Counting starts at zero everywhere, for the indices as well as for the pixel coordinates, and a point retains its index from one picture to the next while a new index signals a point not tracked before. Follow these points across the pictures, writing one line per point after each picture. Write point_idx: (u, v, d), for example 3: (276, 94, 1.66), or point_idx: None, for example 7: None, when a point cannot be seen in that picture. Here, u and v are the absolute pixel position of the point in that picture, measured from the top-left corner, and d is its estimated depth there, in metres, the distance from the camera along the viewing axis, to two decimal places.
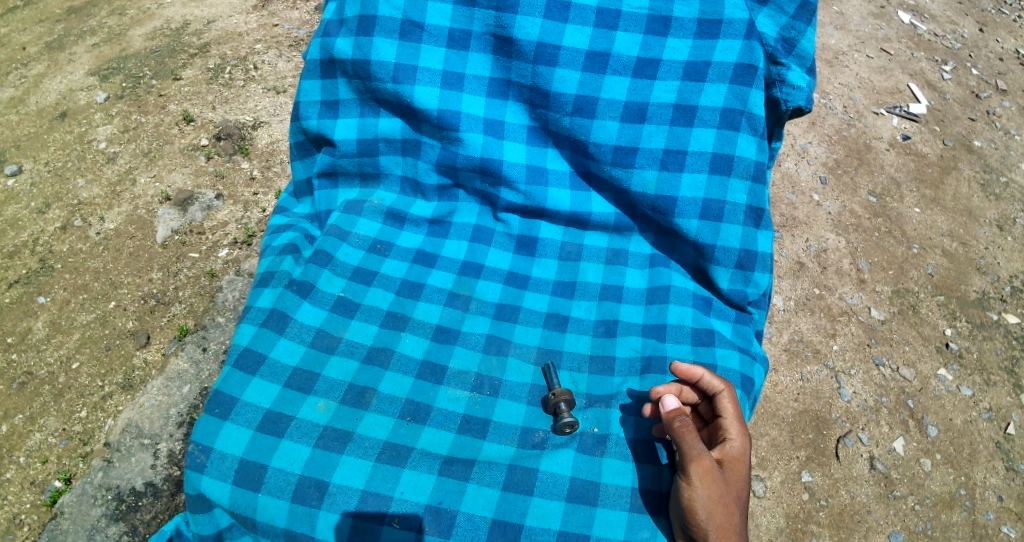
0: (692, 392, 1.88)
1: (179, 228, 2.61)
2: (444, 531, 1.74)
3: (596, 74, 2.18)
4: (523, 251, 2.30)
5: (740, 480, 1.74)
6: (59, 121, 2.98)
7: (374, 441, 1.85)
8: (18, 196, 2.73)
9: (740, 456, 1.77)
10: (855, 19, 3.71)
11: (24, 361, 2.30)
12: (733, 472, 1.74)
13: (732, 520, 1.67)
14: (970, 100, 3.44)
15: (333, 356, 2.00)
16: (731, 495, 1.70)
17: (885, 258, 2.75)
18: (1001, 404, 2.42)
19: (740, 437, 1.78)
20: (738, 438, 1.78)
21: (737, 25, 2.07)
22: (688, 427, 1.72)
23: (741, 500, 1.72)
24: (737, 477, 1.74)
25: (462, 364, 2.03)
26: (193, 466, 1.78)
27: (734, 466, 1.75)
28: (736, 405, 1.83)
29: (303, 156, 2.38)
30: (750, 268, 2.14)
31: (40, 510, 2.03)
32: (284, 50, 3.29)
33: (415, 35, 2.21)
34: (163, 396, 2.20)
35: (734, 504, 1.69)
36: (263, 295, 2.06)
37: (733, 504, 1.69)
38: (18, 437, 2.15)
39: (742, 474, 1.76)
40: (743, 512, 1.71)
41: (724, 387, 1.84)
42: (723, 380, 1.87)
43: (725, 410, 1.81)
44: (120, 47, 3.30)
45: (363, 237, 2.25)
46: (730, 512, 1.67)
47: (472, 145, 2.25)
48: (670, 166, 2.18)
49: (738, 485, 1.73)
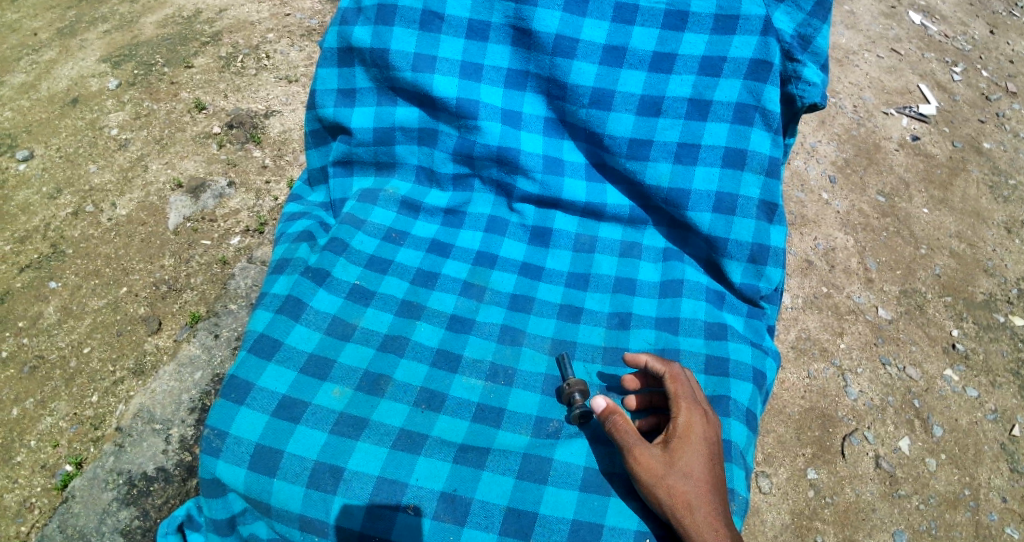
0: (653, 383, 1.90)
1: (191, 215, 2.62)
2: (459, 518, 1.75)
3: (613, 67, 2.19)
4: (537, 242, 2.31)
5: (691, 453, 1.70)
6: (71, 107, 2.99)
7: (389, 428, 1.87)
8: (30, 180, 2.74)
9: (689, 429, 1.73)
10: (866, 19, 3.70)
11: (35, 345, 2.30)
12: (681, 447, 1.70)
13: (682, 496, 1.65)
14: (980, 102, 3.44)
15: (348, 343, 2.01)
16: (677, 473, 1.67)
17: (893, 258, 2.75)
18: (1007, 405, 2.43)
19: (687, 412, 1.75)
20: (683, 414, 1.75)
21: (754, 21, 2.08)
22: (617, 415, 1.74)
23: (695, 474, 1.68)
24: (688, 451, 1.70)
25: (476, 353, 2.04)
26: (209, 450, 1.78)
27: (682, 442, 1.71)
28: (680, 384, 1.80)
29: (318, 144, 2.38)
30: (762, 262, 2.15)
31: (51, 493, 2.04)
32: (297, 40, 3.29)
33: (434, 25, 2.22)
34: (175, 381, 2.20)
35: (682, 480, 1.67)
36: (278, 281, 2.07)
37: (682, 482, 1.66)
38: (28, 421, 2.16)
39: (695, 447, 1.71)
40: (701, 484, 1.67)
41: (668, 370, 1.84)
42: (669, 363, 1.86)
43: (671, 392, 1.79)
44: (132, 34, 3.30)
45: (378, 225, 2.26)
46: (680, 490, 1.66)
47: (490, 134, 2.25)
48: (685, 159, 2.19)
49: (688, 459, 1.69)
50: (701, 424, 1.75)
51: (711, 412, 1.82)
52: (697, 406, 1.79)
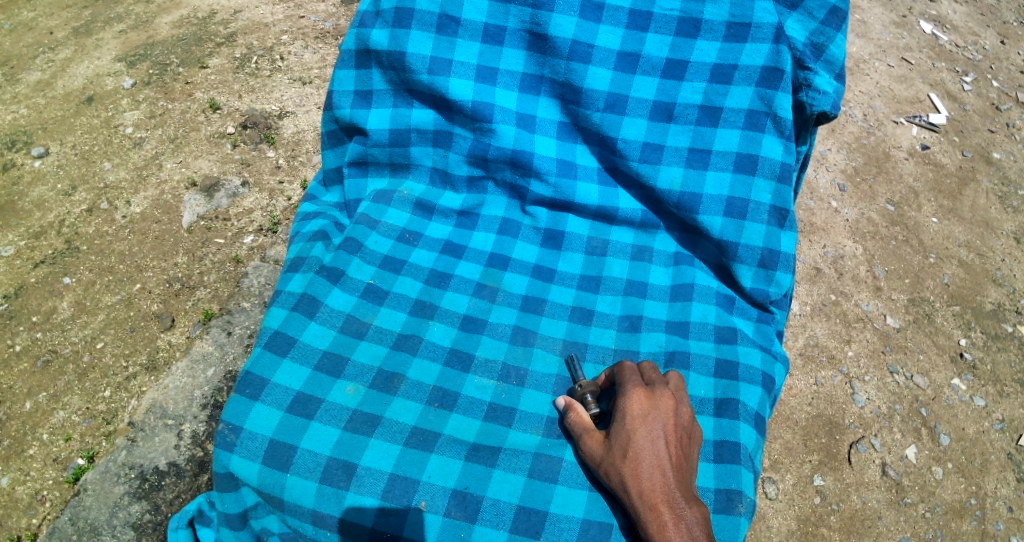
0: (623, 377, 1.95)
1: (205, 214, 2.65)
2: (470, 515, 1.76)
3: (627, 73, 2.23)
4: (549, 245, 2.32)
5: (626, 435, 1.73)
6: (86, 105, 3.02)
7: (402, 426, 1.88)
8: (45, 177, 2.77)
9: (626, 411, 1.76)
10: (876, 27, 3.72)
11: (49, 339, 2.33)
12: (618, 431, 1.74)
13: (620, 478, 1.69)
14: (990, 112, 3.45)
15: (362, 342, 2.03)
16: (614, 456, 1.72)
17: (901, 266, 2.76)
18: (1014, 415, 2.43)
19: (626, 395, 1.79)
20: (623, 399, 1.79)
21: (766, 29, 2.10)
22: (567, 412, 1.87)
23: (630, 454, 1.70)
24: (624, 434, 1.73)
25: (488, 353, 2.06)
26: (223, 445, 1.80)
27: (619, 425, 1.75)
28: (624, 373, 1.86)
29: (334, 144, 2.40)
30: (771, 268, 2.16)
31: (62, 486, 2.07)
32: (311, 42, 3.32)
33: (450, 29, 2.25)
34: (188, 378, 2.21)
35: (618, 463, 1.70)
36: (293, 279, 2.09)
37: (617, 464, 1.70)
38: (41, 414, 2.18)
39: (631, 427, 1.73)
40: (637, 463, 1.68)
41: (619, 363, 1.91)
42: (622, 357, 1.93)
43: (618, 381, 1.85)
44: (147, 34, 3.33)
45: (392, 226, 2.28)
46: (617, 472, 1.70)
47: (504, 137, 2.27)
48: (695, 164, 2.22)
49: (624, 441, 1.72)
50: (641, 403, 1.77)
51: (664, 389, 1.81)
52: (641, 387, 1.81)
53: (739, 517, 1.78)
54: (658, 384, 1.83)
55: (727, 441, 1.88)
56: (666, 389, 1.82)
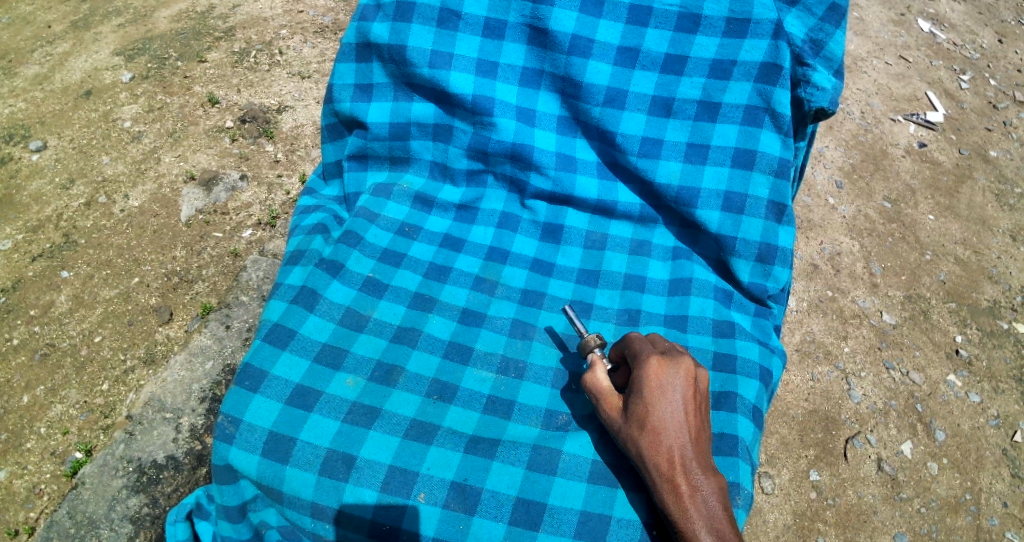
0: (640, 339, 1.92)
1: (203, 208, 2.65)
2: (469, 507, 1.77)
3: (626, 67, 2.24)
4: (548, 239, 2.32)
5: (647, 406, 1.71)
6: (84, 99, 3.01)
7: (402, 418, 1.89)
8: (43, 170, 2.77)
9: (644, 381, 1.73)
10: (875, 26, 3.73)
11: (46, 333, 2.33)
12: (637, 401, 1.73)
13: (638, 449, 1.70)
14: (987, 110, 3.46)
15: (361, 334, 2.03)
16: (633, 428, 1.71)
17: (898, 263, 2.77)
18: (1009, 411, 2.44)
19: (645, 365, 1.75)
20: (642, 368, 1.76)
21: (766, 25, 2.10)
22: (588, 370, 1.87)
23: (649, 426, 1.69)
24: (644, 404, 1.71)
25: (488, 346, 2.06)
26: (222, 437, 1.81)
27: (638, 395, 1.73)
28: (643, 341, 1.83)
29: (334, 138, 2.41)
30: (769, 262, 2.17)
31: (60, 480, 2.07)
32: (310, 37, 3.32)
33: (452, 23, 2.26)
34: (187, 371, 2.21)
35: (637, 434, 1.70)
36: (293, 272, 2.10)
37: (637, 435, 1.70)
38: (39, 408, 2.18)
39: (651, 399, 1.71)
40: (656, 435, 1.68)
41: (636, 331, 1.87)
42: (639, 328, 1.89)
43: (636, 350, 1.82)
44: (145, 28, 3.33)
45: (392, 220, 2.28)
46: (637, 444, 1.70)
47: (505, 130, 2.28)
48: (694, 159, 2.23)
49: (644, 412, 1.71)
50: (659, 374, 1.73)
51: (682, 356, 1.77)
52: (659, 356, 1.77)
53: (738, 509, 1.79)
54: (677, 353, 1.79)
55: (726, 433, 1.89)
56: (684, 355, 1.78)
